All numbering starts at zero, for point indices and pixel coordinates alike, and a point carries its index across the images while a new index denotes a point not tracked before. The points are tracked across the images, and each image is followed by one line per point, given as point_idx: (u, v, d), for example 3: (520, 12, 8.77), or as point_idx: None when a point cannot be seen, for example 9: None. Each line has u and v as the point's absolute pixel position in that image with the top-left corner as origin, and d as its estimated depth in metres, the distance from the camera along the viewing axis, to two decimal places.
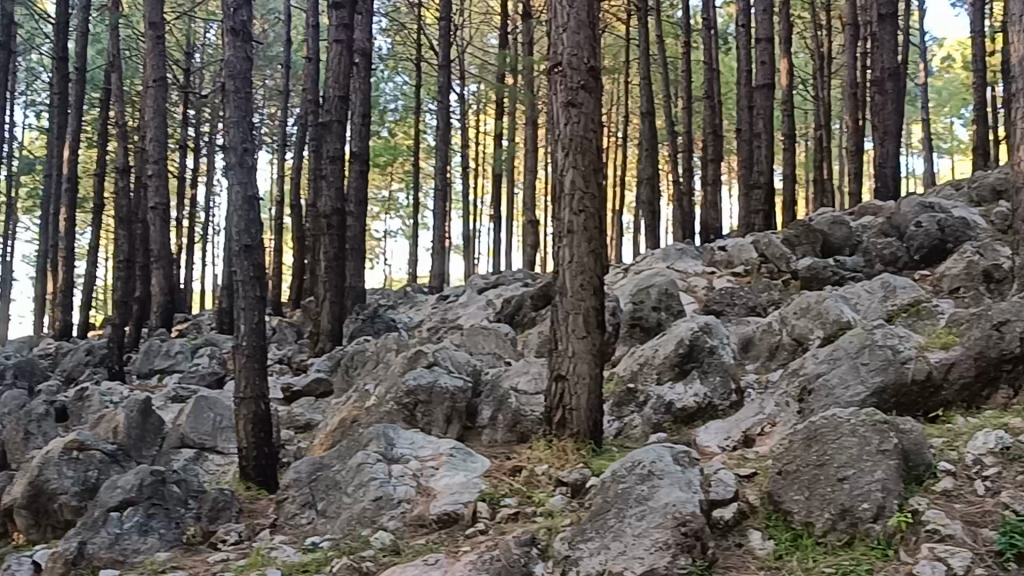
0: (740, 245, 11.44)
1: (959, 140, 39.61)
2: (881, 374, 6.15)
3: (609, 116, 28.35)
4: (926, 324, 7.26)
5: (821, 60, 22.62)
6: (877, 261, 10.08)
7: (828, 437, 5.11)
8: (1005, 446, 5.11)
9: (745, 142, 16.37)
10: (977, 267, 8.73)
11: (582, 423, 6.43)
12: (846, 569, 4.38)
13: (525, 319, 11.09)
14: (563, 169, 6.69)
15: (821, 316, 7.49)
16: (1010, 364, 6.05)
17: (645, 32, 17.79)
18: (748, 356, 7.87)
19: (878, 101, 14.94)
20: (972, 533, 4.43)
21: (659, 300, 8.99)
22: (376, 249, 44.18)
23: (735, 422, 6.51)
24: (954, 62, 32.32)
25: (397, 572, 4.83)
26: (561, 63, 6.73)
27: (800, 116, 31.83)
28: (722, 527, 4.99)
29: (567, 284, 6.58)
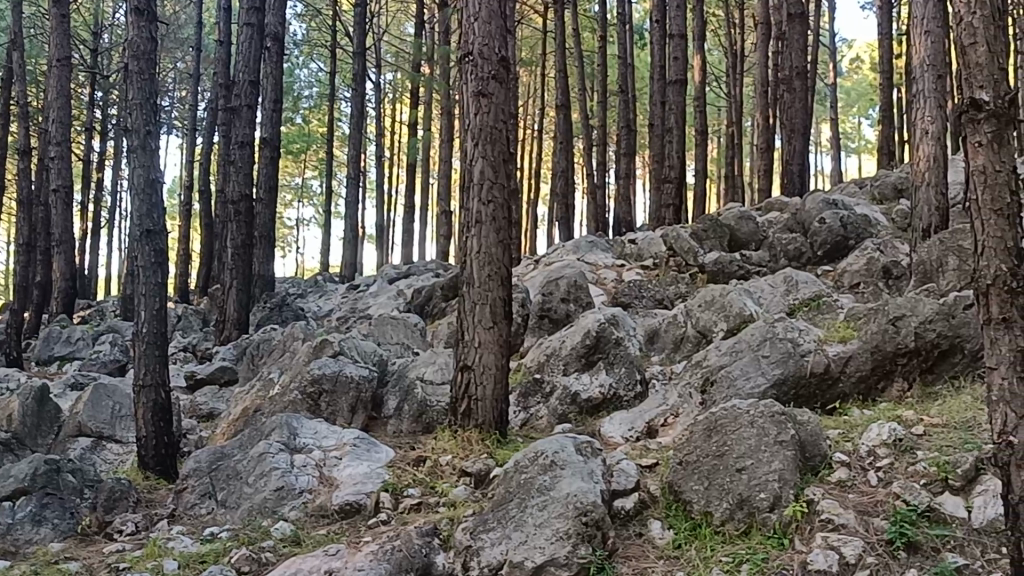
0: (650, 238, 11.54)
1: (866, 141, 40.68)
2: (781, 367, 6.25)
3: (526, 109, 28.35)
4: (826, 317, 7.41)
5: (735, 59, 22.94)
6: (782, 256, 10.26)
7: (728, 428, 5.17)
8: (897, 438, 5.21)
9: (658, 137, 16.51)
10: (877, 263, 8.93)
11: (487, 414, 6.42)
12: (742, 558, 4.44)
13: (435, 310, 11.03)
14: (473, 159, 6.67)
15: (725, 308, 7.60)
16: (905, 358, 6.21)
17: (562, 24, 17.81)
18: (654, 349, 7.93)
19: (787, 100, 15.20)
20: (863, 522, 4.52)
21: (568, 292, 9.05)
22: (288, 237, 43.73)
23: (638, 414, 6.56)
24: (863, 63, 33.11)
25: (296, 563, 4.75)
26: (471, 53, 6.70)
27: (714, 112, 32.25)
28: (623, 517, 5.04)
29: (474, 274, 6.55)
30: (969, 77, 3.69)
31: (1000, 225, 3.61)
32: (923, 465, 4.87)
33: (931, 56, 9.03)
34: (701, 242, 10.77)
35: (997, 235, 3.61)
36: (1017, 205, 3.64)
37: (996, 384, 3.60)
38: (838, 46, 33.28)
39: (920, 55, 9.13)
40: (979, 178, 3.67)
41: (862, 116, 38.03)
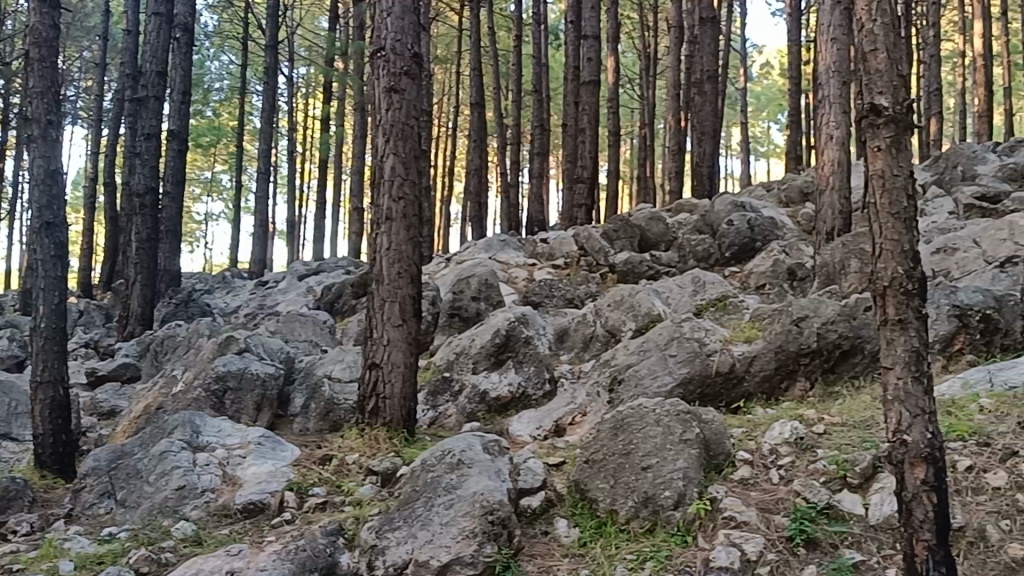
0: (561, 237, 11.57)
1: (775, 145, 41.66)
2: (689, 365, 6.31)
3: (440, 106, 28.27)
4: (732, 318, 7.53)
5: (648, 61, 23.15)
6: (690, 257, 10.40)
7: (634, 427, 5.22)
8: (799, 437, 5.30)
9: (570, 137, 16.61)
10: (782, 265, 9.10)
11: (395, 412, 6.39)
12: (646, 555, 4.47)
13: (344, 307, 10.93)
14: (384, 156, 6.62)
15: (634, 308, 7.69)
16: (808, 357, 6.32)
17: (477, 23, 17.78)
18: (563, 346, 7.95)
19: (697, 103, 15.38)
20: (765, 519, 4.59)
21: (479, 290, 9.04)
22: (195, 232, 43.10)
23: (546, 412, 6.59)
24: (773, 70, 33.79)
25: (197, 563, 4.65)
26: (383, 48, 6.62)
27: (626, 113, 32.57)
28: (529, 515, 5.04)
29: (384, 271, 6.50)
30: (870, 82, 3.75)
31: (897, 228, 3.69)
32: (822, 463, 4.96)
33: (837, 62, 9.21)
34: (612, 242, 10.85)
35: (895, 237, 3.68)
36: (914, 209, 3.72)
37: (891, 383, 3.69)
38: (748, 52, 33.88)
39: (825, 61, 9.33)
40: (878, 182, 3.75)
41: (771, 121, 38.78)
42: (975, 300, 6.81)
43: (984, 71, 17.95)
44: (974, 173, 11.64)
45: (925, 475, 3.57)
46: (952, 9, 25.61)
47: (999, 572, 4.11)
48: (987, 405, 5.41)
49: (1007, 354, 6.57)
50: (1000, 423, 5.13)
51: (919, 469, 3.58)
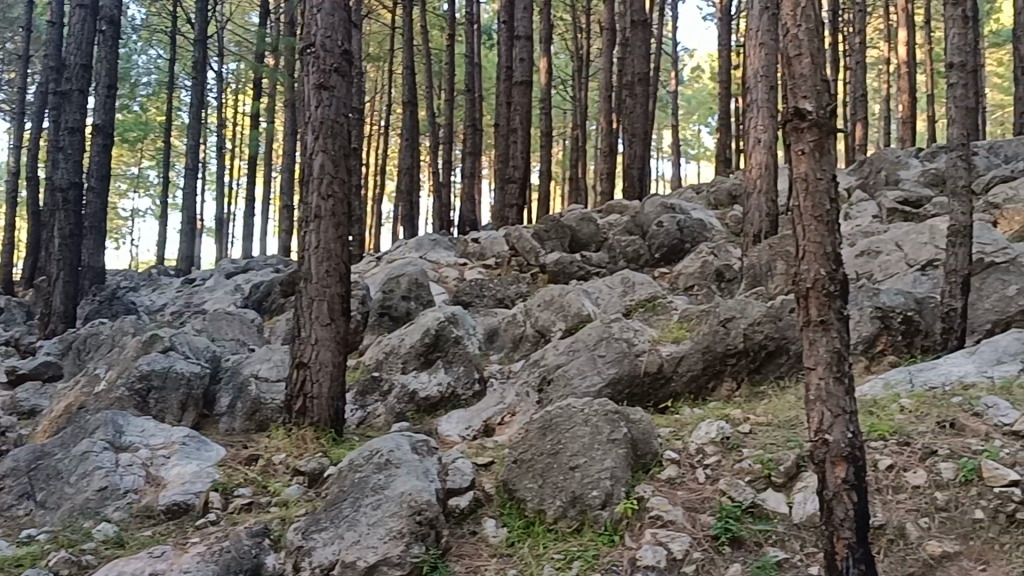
0: (493, 237, 11.57)
1: (706, 148, 42.34)
2: (617, 366, 6.36)
3: (372, 104, 28.14)
4: (660, 318, 7.60)
5: (580, 62, 23.23)
6: (621, 258, 10.46)
7: (562, 427, 5.24)
8: (725, 436, 5.35)
9: (502, 137, 16.62)
10: (711, 267, 9.21)
11: (323, 412, 6.34)
12: (573, 555, 4.48)
13: (273, 306, 10.81)
14: (313, 153, 6.56)
15: (564, 308, 7.72)
16: (734, 358, 6.43)
17: (409, 21, 17.71)
18: (493, 346, 7.95)
19: (628, 105, 15.48)
20: (691, 518, 4.63)
21: (409, 289, 9.02)
22: (121, 228, 42.44)
23: (475, 411, 6.57)
24: (704, 73, 34.19)
25: (119, 565, 4.56)
26: (312, 44, 6.55)
27: (558, 114, 32.72)
28: (457, 515, 5.02)
29: (312, 270, 6.44)
30: (795, 86, 3.80)
31: (820, 231, 3.75)
32: (747, 463, 5.02)
33: (764, 67, 9.32)
34: (543, 242, 10.87)
35: (817, 240, 3.74)
36: (836, 212, 3.78)
37: (813, 383, 3.74)
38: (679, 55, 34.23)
39: (752, 66, 9.44)
40: (801, 185, 3.80)
41: (702, 124, 39.23)
42: (896, 302, 6.95)
43: (908, 78, 18.33)
44: (897, 178, 11.88)
45: (845, 474, 3.63)
46: (877, 17, 26.10)
47: (917, 569, 4.20)
48: (908, 405, 5.52)
49: (927, 355, 6.71)
50: (920, 423, 5.23)
51: (840, 468, 3.64)
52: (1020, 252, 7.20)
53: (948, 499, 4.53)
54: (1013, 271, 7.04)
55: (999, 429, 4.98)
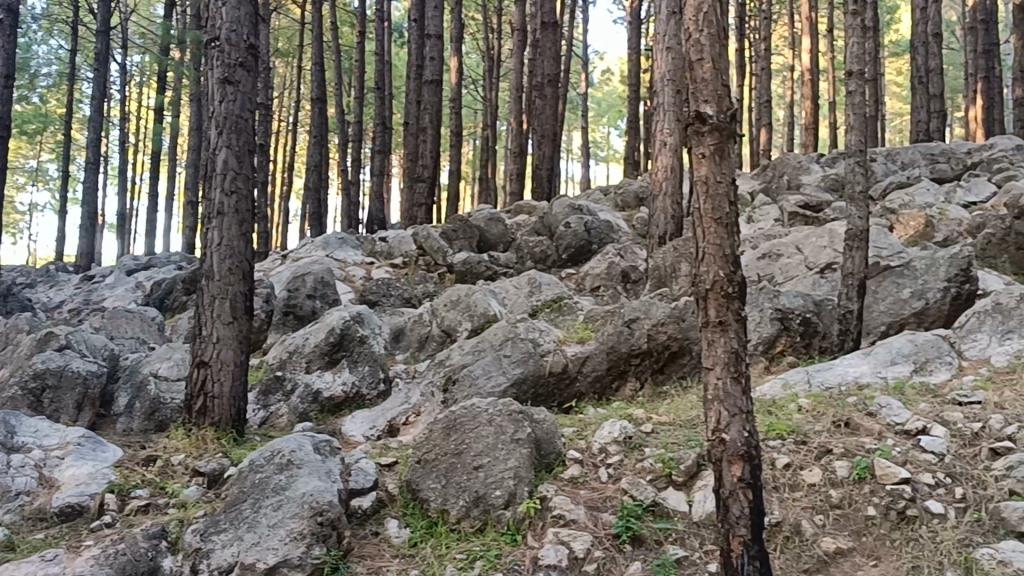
0: (400, 237, 11.50)
1: (614, 150, 42.86)
2: (522, 365, 6.36)
3: (280, 101, 27.79)
4: (566, 318, 7.66)
5: (491, 62, 23.25)
6: (528, 258, 10.50)
7: (466, 427, 5.24)
8: (627, 435, 5.40)
9: (411, 136, 16.54)
10: (616, 268, 9.31)
11: (223, 412, 6.23)
12: (476, 554, 4.48)
13: (174, 304, 10.60)
14: (215, 148, 6.43)
15: (470, 308, 7.73)
16: (638, 358, 6.51)
17: (319, 17, 17.51)
18: (398, 346, 7.91)
19: (537, 106, 15.52)
20: (593, 517, 4.67)
21: (315, 287, 8.95)
22: (17, 222, 41.22)
23: (380, 411, 6.53)
24: (613, 77, 34.50)
25: (9, 570, 4.43)
26: (217, 38, 6.44)
27: (469, 115, 32.72)
28: (359, 516, 4.97)
29: (214, 267, 6.33)
30: (695, 91, 3.84)
31: (719, 233, 3.80)
32: (649, 462, 5.08)
33: (671, 70, 9.42)
34: (451, 242, 10.86)
35: (716, 242, 3.79)
36: (734, 215, 3.85)
37: (711, 383, 3.80)
38: (590, 58, 34.45)
39: (658, 70, 9.55)
40: (701, 188, 3.84)
41: (611, 126, 39.63)
42: (795, 303, 7.09)
43: (811, 85, 18.72)
44: (799, 183, 12.13)
45: (741, 473, 3.69)
46: (781, 24, 26.64)
47: (811, 565, 4.30)
48: (805, 405, 5.63)
49: (824, 356, 6.87)
50: (816, 423, 5.34)
51: (736, 467, 3.71)
52: (914, 257, 7.41)
53: (841, 497, 4.64)
54: (907, 275, 7.23)
55: (891, 429, 5.12)
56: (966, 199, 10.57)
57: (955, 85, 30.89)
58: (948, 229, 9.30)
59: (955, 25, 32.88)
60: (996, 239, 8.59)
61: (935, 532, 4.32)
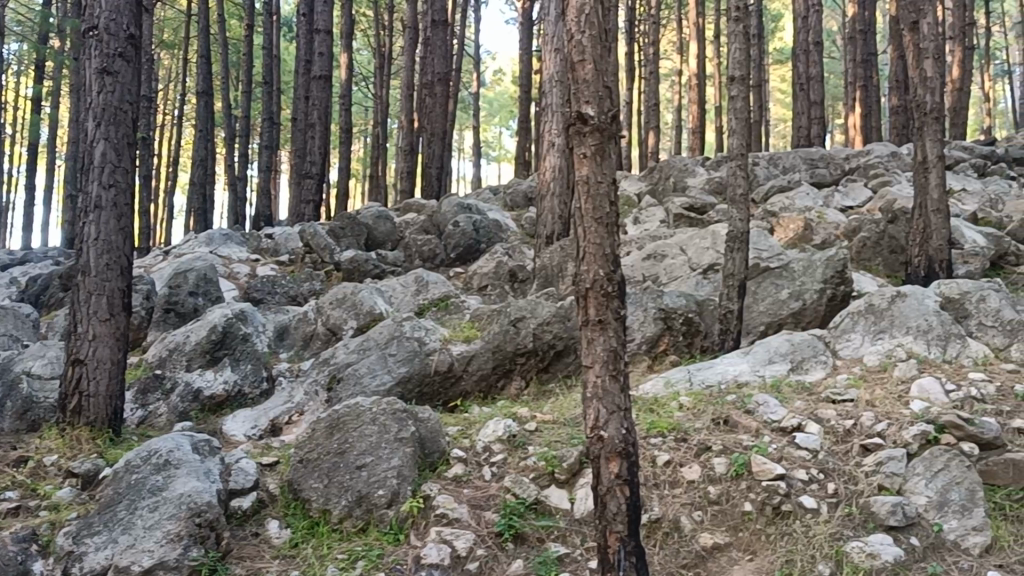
0: (287, 234, 11.35)
1: (506, 149, 43.10)
2: (407, 364, 6.33)
3: (165, 93, 27.13)
4: (453, 317, 7.66)
5: (382, 58, 23.08)
6: (416, 257, 10.47)
7: (349, 426, 5.18)
8: (511, 434, 5.40)
9: (299, 131, 16.32)
10: (504, 267, 9.35)
11: (100, 412, 6.07)
12: (357, 555, 4.46)
13: (51, 301, 10.27)
14: (92, 141, 6.25)
15: (355, 307, 7.68)
16: (523, 358, 6.56)
17: (206, 9, 17.14)
18: (282, 343, 7.79)
19: (427, 104, 15.47)
20: (476, 516, 4.68)
21: (197, 284, 8.80)
22: None
23: (262, 410, 6.42)
24: (505, 77, 34.63)
25: None
26: (96, 26, 6.27)
27: (359, 111, 32.48)
28: (238, 517, 4.89)
29: (90, 262, 6.14)
30: (577, 92, 3.87)
31: (599, 233, 3.84)
32: (533, 459, 5.11)
33: (559, 71, 9.49)
34: (338, 240, 10.75)
35: (596, 242, 3.83)
36: (615, 215, 3.90)
37: (589, 382, 3.84)
38: (482, 57, 34.49)
39: (546, 70, 9.62)
40: (582, 188, 3.87)
41: (502, 126, 39.72)
42: (678, 303, 7.21)
43: (698, 90, 19.06)
44: (684, 185, 12.34)
45: (619, 470, 3.76)
46: (669, 29, 27.04)
47: (689, 561, 4.40)
48: (686, 403, 5.73)
49: (706, 355, 7.01)
50: (696, 420, 5.44)
51: (614, 464, 3.77)
52: (792, 259, 7.61)
53: (719, 493, 4.74)
54: (786, 276, 7.41)
55: (768, 426, 5.25)
56: (844, 204, 10.89)
57: (836, 93, 31.81)
58: (825, 233, 9.58)
59: (836, 35, 33.86)
60: (871, 242, 8.87)
61: (809, 526, 4.44)
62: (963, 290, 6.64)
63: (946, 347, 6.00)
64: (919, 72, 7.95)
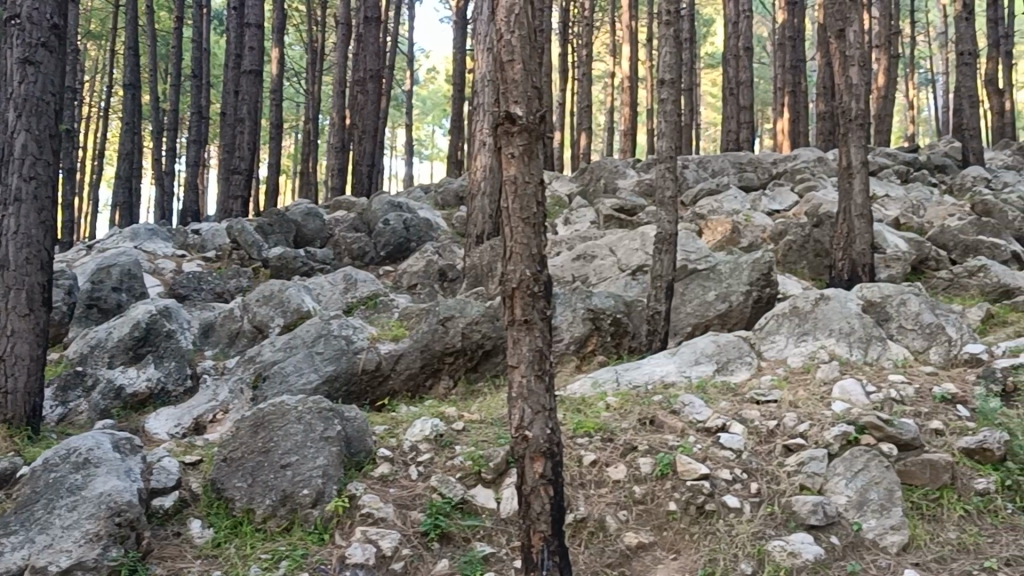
0: (215, 230, 11.21)
1: (439, 149, 43.03)
2: (334, 364, 6.28)
3: (91, 85, 26.62)
4: (382, 316, 7.62)
5: (315, 54, 22.89)
6: (345, 255, 10.40)
7: (275, 424, 5.13)
8: (438, 433, 5.39)
9: (229, 126, 16.12)
10: (434, 266, 9.34)
11: (17, 410, 5.94)
12: (281, 554, 4.41)
13: None
14: (13, 132, 6.10)
15: (283, 304, 7.62)
16: (451, 357, 6.57)
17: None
18: (207, 341, 7.69)
19: (359, 102, 15.37)
20: (401, 515, 4.66)
21: (120, 280, 8.64)
22: None
23: (186, 408, 6.32)
24: (438, 76, 34.56)
25: None
26: (18, 15, 6.13)
27: (290, 108, 32.18)
28: (160, 517, 4.80)
29: (9, 256, 5.98)
30: (506, 91, 3.86)
31: (526, 233, 3.85)
32: (460, 459, 5.10)
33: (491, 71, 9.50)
34: (267, 237, 10.64)
35: (523, 242, 3.84)
36: (542, 215, 3.91)
37: (515, 381, 3.85)
38: (415, 55, 34.41)
39: (478, 70, 9.63)
40: (509, 188, 3.88)
41: (435, 125, 39.69)
42: (607, 304, 7.25)
43: (630, 93, 19.20)
44: (615, 186, 12.43)
45: (543, 470, 3.77)
46: (603, 32, 27.23)
47: (614, 559, 4.43)
48: (612, 403, 5.77)
49: (633, 355, 7.07)
50: (623, 420, 5.47)
51: (538, 463, 3.78)
52: (719, 261, 7.70)
53: (644, 492, 4.77)
54: (713, 278, 7.50)
55: (693, 427, 5.30)
56: (771, 207, 11.05)
57: (765, 99, 32.30)
58: (753, 235, 9.71)
59: (766, 41, 34.38)
60: (797, 245, 9.01)
61: (732, 525, 4.50)
62: (884, 293, 6.77)
63: (868, 350, 6.12)
64: (844, 80, 8.07)
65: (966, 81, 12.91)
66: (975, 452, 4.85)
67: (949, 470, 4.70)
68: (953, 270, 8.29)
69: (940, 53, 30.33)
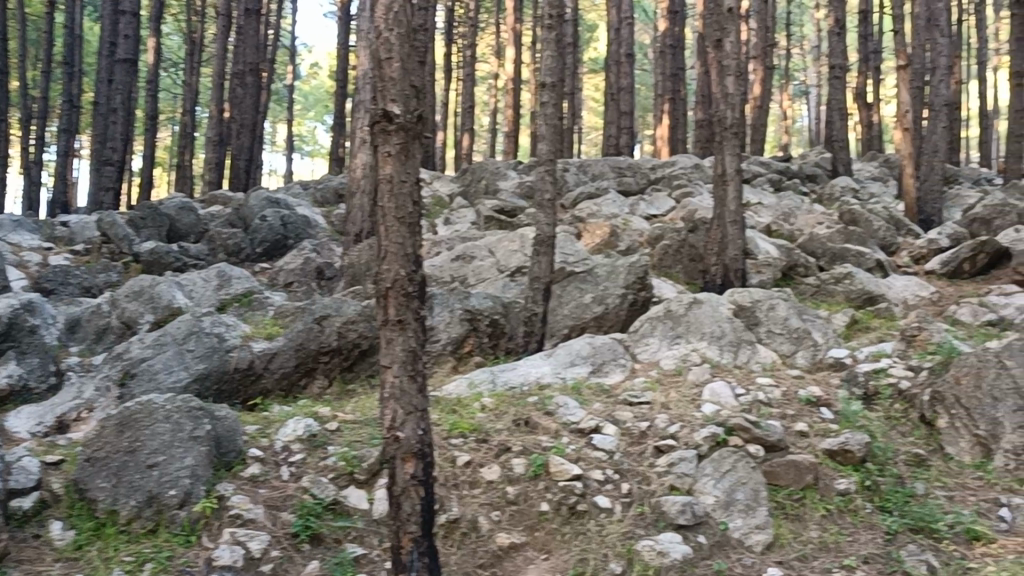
0: (83, 223, 10.86)
1: (320, 145, 42.47)
2: (205, 362, 6.15)
3: None
4: (256, 313, 7.51)
5: (193, 45, 22.37)
6: (220, 250, 10.18)
7: (141, 423, 4.93)
8: (312, 434, 5.32)
9: (100, 116, 15.59)
10: (311, 264, 9.23)
11: None
12: (145, 557, 4.30)
13: None
14: None
15: (153, 301, 7.47)
16: (327, 356, 6.54)
17: None
18: (72, 337, 7.42)
19: (238, 95, 15.06)
20: (271, 516, 4.61)
21: None
22: None
23: (48, 405, 6.04)
24: (321, 71, 34.11)
25: None
26: None
27: (167, 99, 31.35)
28: (19, 518, 4.58)
29: None
30: (383, 88, 3.82)
31: (401, 233, 3.84)
32: (332, 460, 5.06)
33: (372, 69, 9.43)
34: (137, 231, 10.35)
35: (398, 241, 3.82)
36: (417, 214, 3.90)
37: (387, 382, 3.83)
38: (297, 50, 33.89)
39: (358, 68, 9.53)
40: (385, 187, 3.85)
41: (317, 121, 39.19)
42: (484, 305, 7.28)
43: (513, 94, 19.28)
44: (496, 187, 12.46)
45: (414, 470, 3.79)
46: (487, 32, 27.25)
47: (485, 560, 4.45)
48: (488, 404, 5.77)
49: (510, 356, 7.12)
50: (497, 421, 5.47)
51: (409, 464, 3.80)
52: (596, 264, 7.79)
53: (517, 493, 4.79)
54: (590, 280, 7.57)
55: (567, 428, 5.34)
56: (648, 212, 11.23)
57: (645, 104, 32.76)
58: (630, 239, 9.86)
59: (647, 47, 34.87)
60: (673, 249, 9.16)
61: (602, 525, 4.57)
62: (754, 297, 6.92)
63: (737, 353, 6.28)
64: (721, 89, 8.26)
65: (837, 93, 13.32)
66: (837, 453, 5.00)
67: (812, 470, 4.84)
68: (821, 277, 8.56)
69: (813, 66, 31.19)
